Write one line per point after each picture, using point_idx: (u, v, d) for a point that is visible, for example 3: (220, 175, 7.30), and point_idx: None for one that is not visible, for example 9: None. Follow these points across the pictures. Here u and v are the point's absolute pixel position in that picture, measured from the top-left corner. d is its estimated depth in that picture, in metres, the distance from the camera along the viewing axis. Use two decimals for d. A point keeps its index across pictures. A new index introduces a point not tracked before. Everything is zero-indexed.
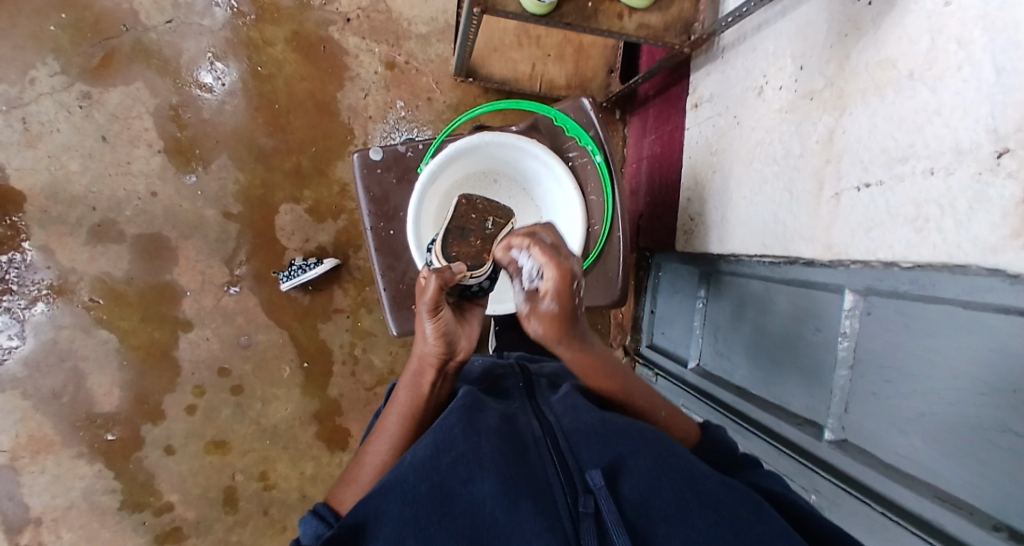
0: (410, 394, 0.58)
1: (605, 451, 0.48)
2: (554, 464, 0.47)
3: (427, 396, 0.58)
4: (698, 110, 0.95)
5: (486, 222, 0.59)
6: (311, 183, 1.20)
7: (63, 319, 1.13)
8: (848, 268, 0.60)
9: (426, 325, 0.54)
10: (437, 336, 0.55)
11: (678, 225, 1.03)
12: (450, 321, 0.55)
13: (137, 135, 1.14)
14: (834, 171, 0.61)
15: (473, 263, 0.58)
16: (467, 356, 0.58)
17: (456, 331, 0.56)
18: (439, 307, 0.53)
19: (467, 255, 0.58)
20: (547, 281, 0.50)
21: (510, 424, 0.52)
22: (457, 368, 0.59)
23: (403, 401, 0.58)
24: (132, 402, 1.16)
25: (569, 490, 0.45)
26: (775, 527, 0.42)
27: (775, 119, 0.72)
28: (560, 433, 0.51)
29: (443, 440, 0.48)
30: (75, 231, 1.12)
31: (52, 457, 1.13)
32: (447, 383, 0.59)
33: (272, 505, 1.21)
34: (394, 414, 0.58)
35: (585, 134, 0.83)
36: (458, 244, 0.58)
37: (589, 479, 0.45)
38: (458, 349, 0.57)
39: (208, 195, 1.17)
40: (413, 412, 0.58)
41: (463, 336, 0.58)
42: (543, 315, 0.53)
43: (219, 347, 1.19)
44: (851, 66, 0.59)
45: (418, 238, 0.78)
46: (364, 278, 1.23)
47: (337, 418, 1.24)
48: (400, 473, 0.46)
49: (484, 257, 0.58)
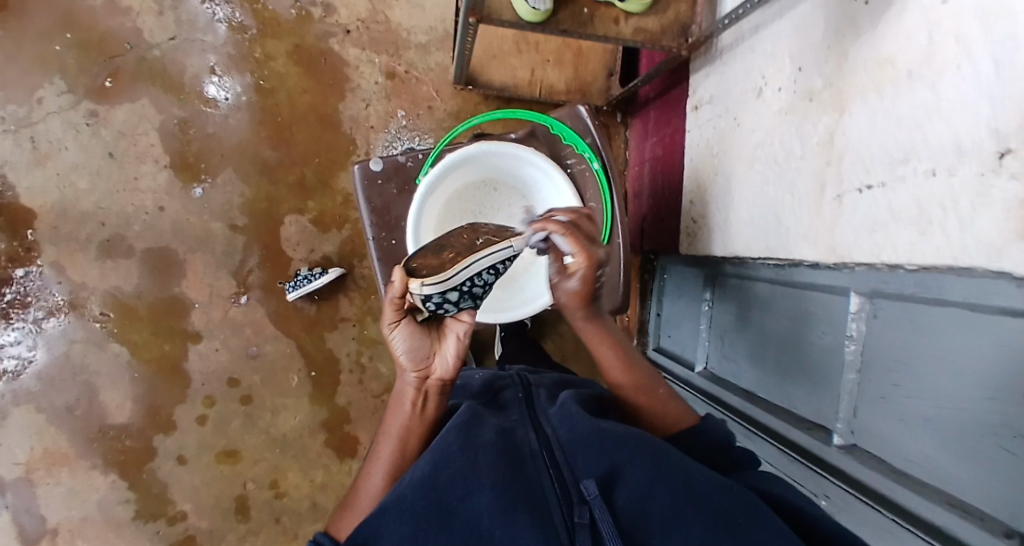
0: (400, 417, 0.57)
1: (601, 459, 0.48)
2: (550, 477, 0.47)
3: (417, 417, 0.57)
4: (698, 112, 0.94)
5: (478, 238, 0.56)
6: (314, 193, 1.21)
7: (75, 335, 1.14)
8: (852, 271, 0.59)
9: (392, 340, 0.55)
10: (402, 351, 0.56)
11: (682, 228, 1.02)
12: (414, 335, 0.55)
13: (144, 151, 1.16)
14: (835, 173, 0.60)
15: (431, 270, 0.51)
16: (448, 374, 0.57)
17: (425, 346, 0.56)
18: (400, 318, 0.55)
19: (428, 265, 0.51)
20: (577, 264, 0.57)
21: (507, 437, 0.51)
22: (442, 387, 0.58)
23: (393, 424, 0.57)
24: (143, 414, 1.18)
25: (564, 499, 0.45)
26: (775, 531, 0.41)
27: (775, 121, 0.71)
28: (557, 445, 0.51)
29: (441, 458, 0.48)
30: (86, 248, 1.14)
31: (66, 469, 1.15)
32: (435, 406, 0.58)
33: (283, 513, 1.22)
34: (386, 437, 0.57)
35: (583, 141, 0.82)
36: (424, 258, 0.53)
37: (585, 490, 0.45)
38: (434, 366, 0.57)
39: (215, 208, 1.18)
40: (406, 433, 0.57)
41: (438, 353, 0.57)
42: (569, 290, 0.60)
43: (228, 359, 1.20)
44: (849, 67, 0.58)
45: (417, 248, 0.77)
46: (369, 287, 1.24)
47: (346, 426, 1.24)
48: (399, 493, 0.46)
49: (444, 266, 0.51)
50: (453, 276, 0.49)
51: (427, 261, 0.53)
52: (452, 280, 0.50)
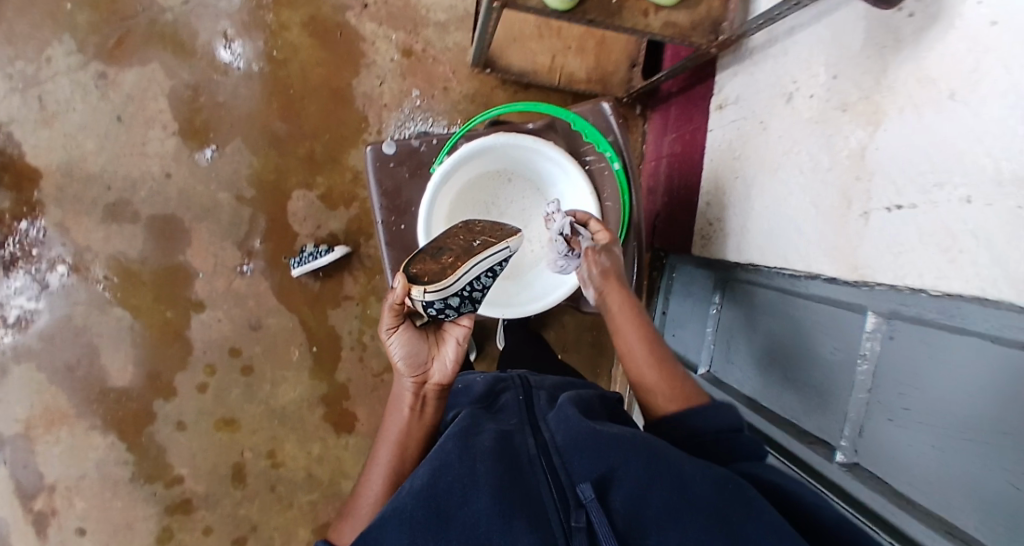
0: (398, 425, 0.58)
1: (598, 462, 0.48)
2: (547, 481, 0.47)
3: (416, 422, 0.58)
4: (722, 112, 0.92)
5: (476, 238, 0.56)
6: (323, 169, 1.19)
7: (78, 296, 1.15)
8: (871, 289, 0.59)
9: (389, 344, 0.56)
10: (400, 357, 0.56)
11: (696, 229, 1.00)
12: (412, 340, 0.56)
13: (153, 116, 1.14)
14: (864, 189, 0.59)
15: (432, 276, 0.51)
16: (446, 378, 0.58)
17: (423, 351, 0.57)
18: (398, 323, 0.55)
19: (429, 272, 0.52)
20: (602, 236, 0.73)
21: (506, 443, 0.51)
22: (440, 391, 0.58)
23: (392, 430, 0.58)
24: (144, 378, 1.19)
25: (560, 503, 0.45)
26: (767, 525, 0.42)
27: (804, 129, 0.69)
28: (555, 450, 0.50)
29: (440, 467, 0.48)
30: (91, 210, 1.13)
31: (66, 428, 1.17)
32: (433, 410, 0.59)
33: (278, 482, 1.25)
34: (384, 442, 0.58)
35: (604, 140, 0.80)
36: (423, 262, 0.53)
37: (581, 493, 0.45)
38: (432, 370, 0.57)
39: (222, 178, 1.17)
40: (405, 438, 0.58)
41: (436, 358, 0.57)
42: (601, 261, 0.73)
43: (230, 330, 1.20)
44: (888, 81, 0.56)
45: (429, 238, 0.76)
46: (374, 267, 1.23)
47: (345, 402, 1.26)
48: (399, 502, 0.47)
49: (446, 273, 0.52)
50: (453, 284, 0.51)
51: (426, 264, 0.53)
52: (451, 287, 0.51)
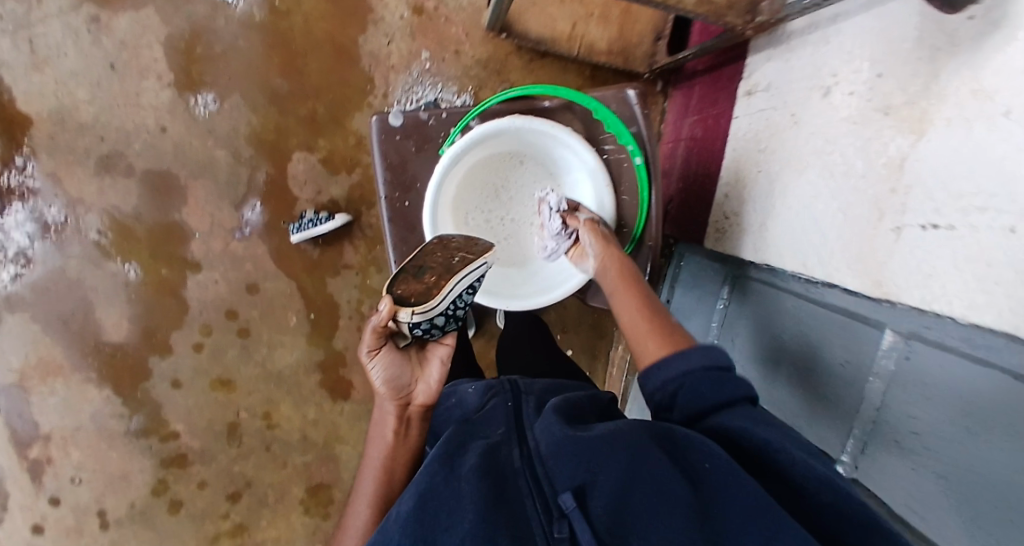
0: (380, 447, 0.57)
1: (579, 468, 0.46)
2: (530, 491, 0.46)
3: (402, 445, 0.58)
4: (750, 99, 0.86)
5: (454, 256, 0.60)
6: (325, 131, 1.14)
7: (71, 250, 1.12)
8: (894, 307, 0.56)
9: (370, 368, 0.57)
10: (382, 380, 0.57)
11: (711, 221, 0.96)
12: (394, 362, 0.57)
13: (148, 65, 1.08)
14: (898, 203, 0.55)
15: (418, 297, 0.54)
16: (429, 399, 0.60)
17: (406, 374, 0.58)
18: (380, 347, 0.57)
19: (413, 291, 0.55)
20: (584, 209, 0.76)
21: (492, 456, 0.49)
22: (424, 412, 0.60)
23: (377, 457, 0.57)
24: (140, 335, 1.17)
25: (543, 515, 0.44)
26: (748, 497, 0.42)
27: (839, 128, 0.64)
28: (538, 459, 0.49)
29: (427, 493, 0.47)
30: (83, 161, 1.09)
31: (62, 380, 1.17)
32: (417, 432, 0.60)
33: (273, 443, 1.26)
34: (368, 470, 0.57)
35: (627, 131, 0.74)
36: (405, 283, 0.56)
37: (562, 503, 0.44)
38: (416, 392, 0.59)
39: (220, 135, 1.11)
40: (391, 464, 0.57)
41: (420, 379, 0.60)
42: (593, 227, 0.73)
43: (227, 291, 1.18)
44: (938, 87, 0.50)
45: (435, 226, 0.74)
46: (375, 236, 1.20)
47: (341, 369, 1.25)
48: (387, 530, 0.47)
49: (431, 292, 0.55)
50: (438, 303, 0.54)
51: (410, 285, 0.56)
52: (436, 307, 0.54)
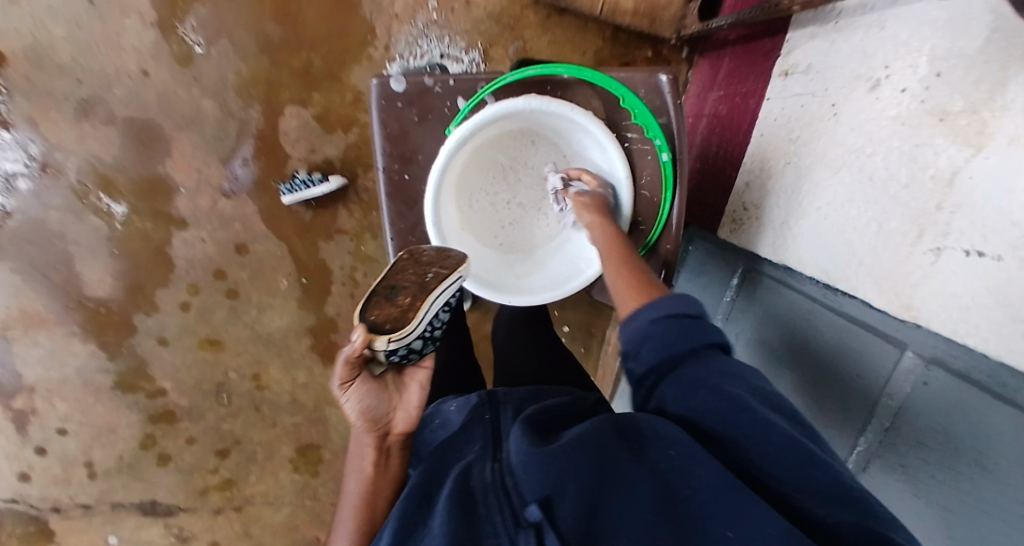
0: (358, 484, 0.54)
1: (548, 473, 0.42)
2: (499, 504, 0.42)
3: (382, 477, 0.55)
4: (786, 80, 0.79)
5: (426, 272, 0.58)
6: (320, 85, 1.05)
7: (49, 199, 1.05)
8: (920, 331, 0.54)
9: (344, 403, 0.53)
10: (357, 412, 0.54)
11: (728, 210, 0.91)
12: (369, 393, 0.54)
13: (127, 2, 0.98)
14: (942, 222, 0.50)
15: (393, 323, 0.52)
16: (407, 427, 0.57)
17: (383, 403, 0.55)
18: (353, 379, 0.53)
19: (387, 317, 0.52)
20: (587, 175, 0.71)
21: (462, 477, 0.46)
22: (404, 441, 0.57)
23: (354, 491, 0.54)
24: (124, 291, 1.13)
25: (510, 529, 0.40)
26: (713, 477, 0.40)
27: (884, 127, 0.58)
28: (509, 470, 0.45)
29: (405, 530, 0.45)
30: (61, 106, 1.01)
31: (45, 332, 1.13)
32: (398, 461, 0.56)
33: (263, 403, 1.25)
34: (346, 505, 0.54)
35: (655, 122, 0.67)
36: (378, 308, 0.53)
37: (530, 514, 0.40)
38: (395, 421, 0.56)
39: (206, 83, 1.03)
40: (371, 497, 0.54)
41: (398, 407, 0.56)
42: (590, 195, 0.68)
43: (215, 251, 1.13)
44: (1003, 99, 0.43)
45: (437, 216, 0.69)
46: (371, 202, 1.14)
47: (332, 335, 1.22)
48: None
49: (407, 316, 0.53)
50: (414, 329, 0.51)
51: (383, 309, 0.53)
52: (411, 332, 0.52)
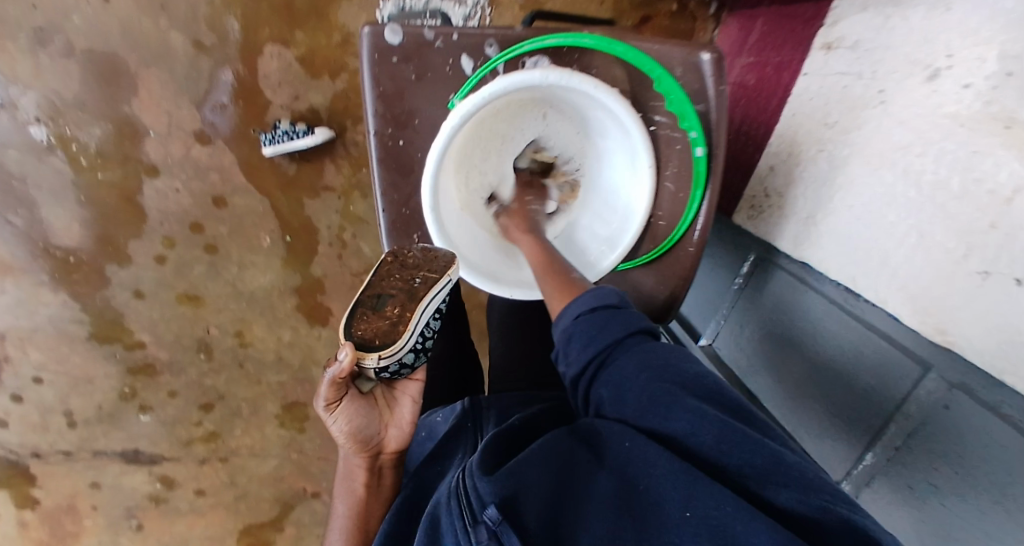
0: (347, 505, 0.50)
1: (507, 473, 0.39)
2: (457, 510, 0.39)
3: (374, 500, 0.51)
4: (828, 55, 0.70)
5: (415, 278, 0.55)
6: (304, 22, 0.96)
7: (7, 138, 0.96)
8: (949, 353, 0.50)
9: (331, 426, 0.49)
10: (345, 434, 0.49)
11: (747, 193, 0.85)
12: (357, 414, 0.50)
13: None
14: (994, 243, 0.44)
15: (383, 339, 0.50)
16: (399, 445, 0.53)
17: (374, 423, 0.51)
18: (339, 400, 0.48)
19: (376, 332, 0.50)
20: None
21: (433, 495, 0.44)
22: (397, 459, 0.53)
23: (343, 515, 0.50)
24: (94, 241, 1.06)
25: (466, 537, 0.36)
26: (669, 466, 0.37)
27: (937, 123, 0.51)
28: (468, 471, 0.41)
29: None
30: (13, 33, 0.91)
31: (12, 279, 1.07)
32: (391, 480, 0.53)
33: (247, 360, 1.19)
34: (335, 530, 0.51)
35: (693, 110, 0.59)
36: (367, 322, 0.51)
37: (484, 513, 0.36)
38: (387, 440, 0.52)
39: (174, 14, 0.93)
40: (362, 521, 0.50)
41: (390, 424, 0.53)
42: None
43: (190, 203, 1.05)
44: None
45: (434, 198, 0.63)
46: (360, 157, 1.05)
47: (318, 296, 1.16)
48: None
49: (398, 330, 0.50)
50: (405, 343, 0.50)
51: (372, 322, 0.51)
52: (402, 347, 0.50)
